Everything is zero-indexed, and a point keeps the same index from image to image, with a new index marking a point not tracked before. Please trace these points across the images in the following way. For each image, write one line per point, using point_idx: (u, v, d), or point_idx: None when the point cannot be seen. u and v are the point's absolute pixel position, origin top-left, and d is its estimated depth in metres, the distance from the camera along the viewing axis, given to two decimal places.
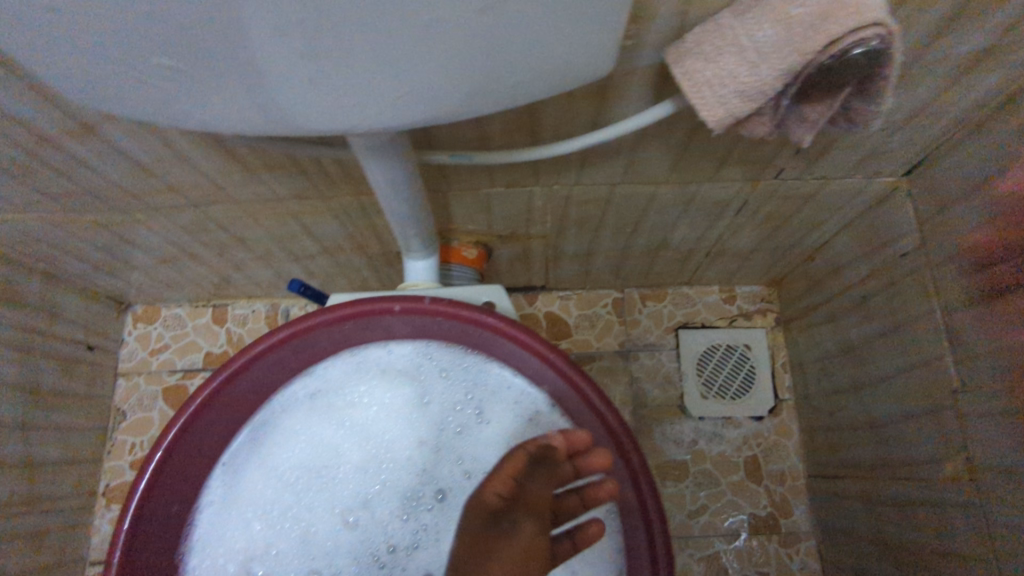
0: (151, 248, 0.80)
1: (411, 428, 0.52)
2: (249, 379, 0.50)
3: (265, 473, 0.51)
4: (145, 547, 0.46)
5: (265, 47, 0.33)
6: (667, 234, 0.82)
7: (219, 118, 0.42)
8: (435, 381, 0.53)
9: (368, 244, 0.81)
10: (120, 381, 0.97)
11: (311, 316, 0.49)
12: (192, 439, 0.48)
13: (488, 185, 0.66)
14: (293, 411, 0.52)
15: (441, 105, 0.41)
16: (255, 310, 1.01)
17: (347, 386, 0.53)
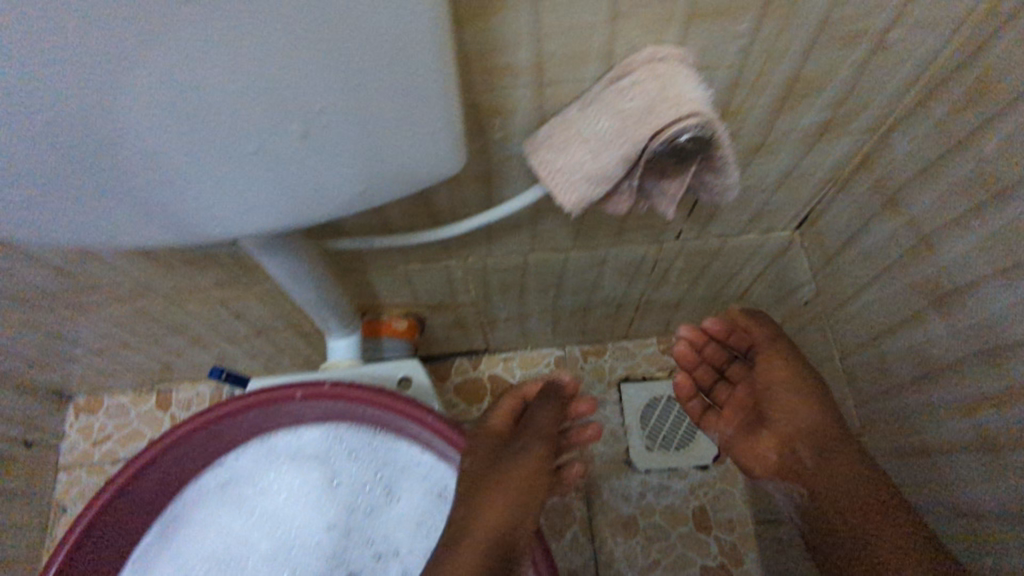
0: (85, 341, 0.81)
1: (320, 512, 0.54)
2: (154, 477, 0.50)
3: (176, 569, 0.52)
4: None
5: (148, 156, 0.35)
6: (592, 293, 0.85)
7: (110, 229, 0.43)
8: (344, 463, 0.54)
9: (301, 323, 0.82)
10: (61, 476, 0.96)
11: (212, 410, 0.50)
12: (95, 545, 0.48)
13: (404, 263, 0.68)
14: (204, 503, 0.54)
15: (317, 204, 0.44)
16: (200, 393, 1.01)
17: (257, 474, 0.55)
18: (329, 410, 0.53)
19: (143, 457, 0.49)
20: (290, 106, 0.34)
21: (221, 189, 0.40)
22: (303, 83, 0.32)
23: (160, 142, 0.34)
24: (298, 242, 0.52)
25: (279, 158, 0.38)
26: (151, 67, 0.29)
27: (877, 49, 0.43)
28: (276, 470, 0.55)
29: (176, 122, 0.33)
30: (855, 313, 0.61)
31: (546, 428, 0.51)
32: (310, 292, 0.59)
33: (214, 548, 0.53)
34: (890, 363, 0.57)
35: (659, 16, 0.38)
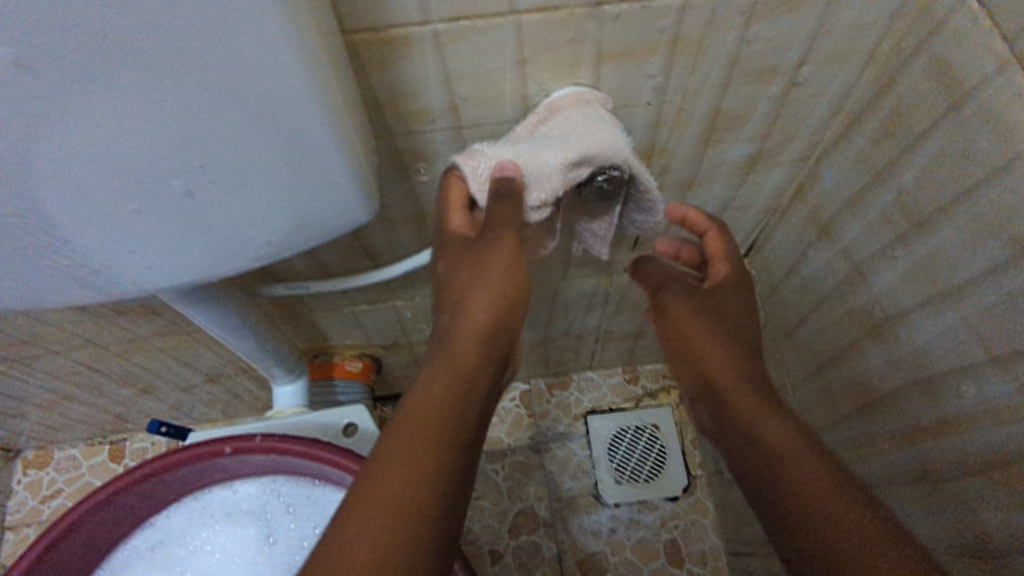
0: (26, 396, 0.78)
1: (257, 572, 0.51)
2: (76, 546, 0.48)
3: None
4: None
5: (44, 225, 0.34)
6: (550, 326, 0.84)
7: (19, 300, 0.41)
8: (282, 518, 0.52)
9: (252, 367, 0.80)
10: (7, 536, 0.92)
11: (133, 472, 0.48)
12: None
13: (350, 304, 0.67)
14: (133, 569, 0.51)
15: (232, 258, 0.43)
16: (155, 443, 0.98)
17: (190, 533, 0.52)
18: (263, 462, 0.51)
19: (57, 525, 0.46)
20: (181, 163, 0.33)
21: (148, 250, 0.39)
22: (195, 134, 0.32)
23: (58, 213, 0.34)
24: (226, 291, 0.51)
25: (183, 216, 0.37)
26: (26, 134, 0.29)
27: (791, 84, 0.44)
28: (210, 528, 0.52)
29: (60, 184, 0.32)
30: (804, 341, 0.60)
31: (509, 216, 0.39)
32: (246, 341, 0.57)
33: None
34: (837, 391, 0.56)
35: (567, 57, 0.39)
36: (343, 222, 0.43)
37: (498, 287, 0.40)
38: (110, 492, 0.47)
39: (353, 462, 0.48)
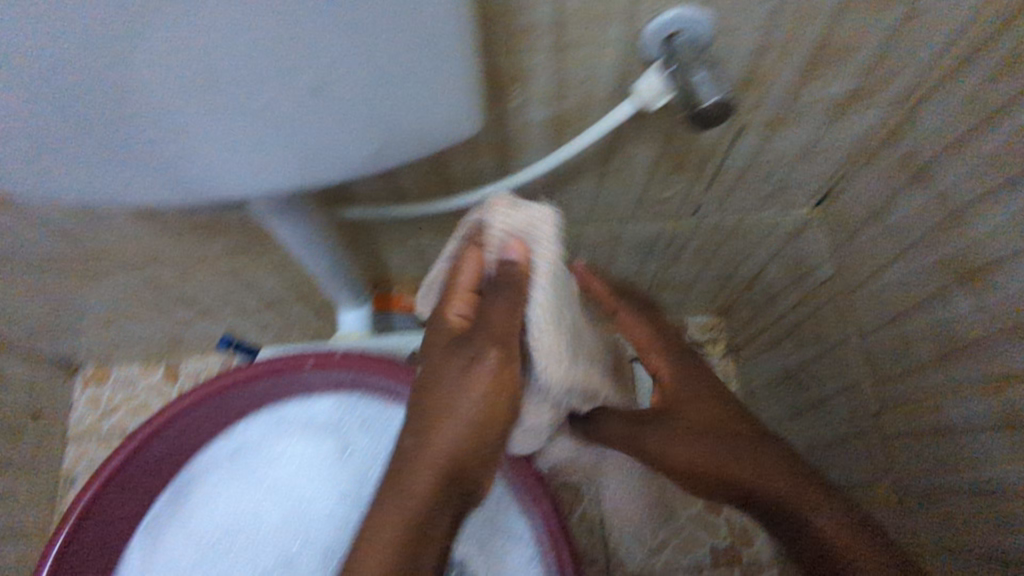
0: (93, 311, 0.81)
1: (333, 483, 0.53)
2: (163, 445, 0.50)
3: (184, 537, 0.51)
4: None
5: (172, 116, 0.35)
6: (606, 268, 0.84)
7: (134, 194, 0.42)
8: (356, 433, 0.53)
9: (311, 295, 0.82)
10: (70, 447, 0.96)
11: (220, 378, 0.49)
12: (102, 513, 0.48)
13: (416, 235, 0.68)
14: (213, 472, 0.53)
15: (336, 164, 0.43)
16: (209, 366, 1.01)
17: (268, 443, 0.54)
18: (340, 376, 0.52)
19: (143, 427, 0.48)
20: (310, 62, 0.32)
21: (253, 151, 0.39)
22: (332, 32, 0.31)
23: (187, 103, 0.34)
24: (311, 210, 0.51)
25: (302, 117, 0.37)
26: (174, 19, 0.28)
27: (909, 14, 0.42)
28: (287, 439, 0.54)
29: (195, 73, 0.32)
30: (876, 293, 0.60)
31: (500, 328, 0.40)
32: (322, 261, 0.58)
33: (224, 520, 0.52)
34: (913, 340, 0.55)
35: None
36: (448, 134, 0.42)
37: (479, 390, 0.38)
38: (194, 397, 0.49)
39: None
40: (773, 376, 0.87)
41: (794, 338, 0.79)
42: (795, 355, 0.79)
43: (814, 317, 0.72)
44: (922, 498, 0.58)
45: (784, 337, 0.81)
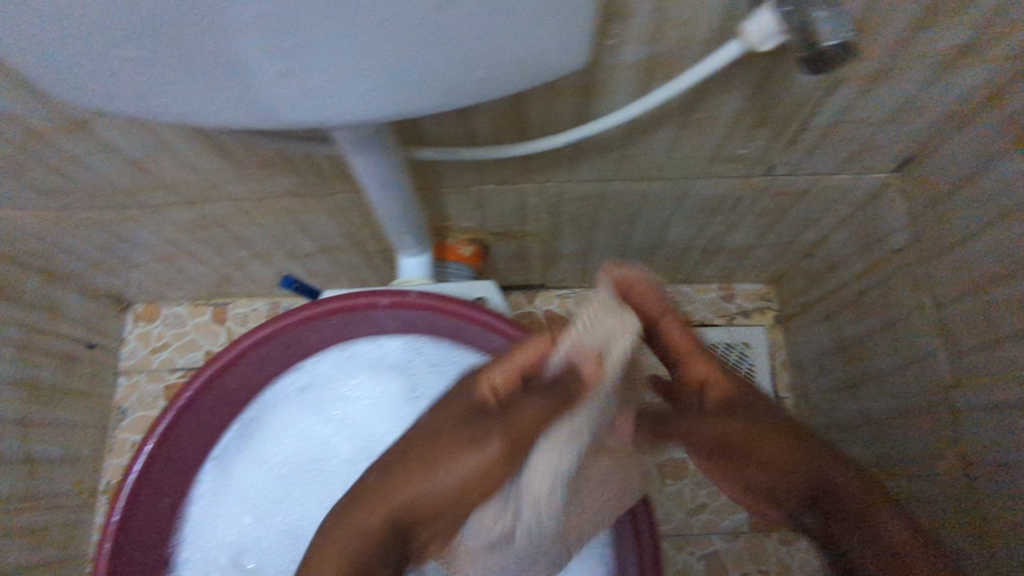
0: (149, 247, 0.81)
1: (401, 422, 0.53)
2: (237, 375, 0.50)
3: (255, 465, 0.53)
4: (141, 541, 0.47)
5: (294, 30, 0.33)
6: (663, 229, 0.82)
7: (233, 116, 0.41)
8: (425, 374, 0.54)
9: (365, 242, 0.81)
10: (121, 380, 0.99)
11: (296, 312, 0.49)
12: (179, 438, 0.49)
13: (480, 183, 0.66)
14: (283, 406, 0.54)
15: (438, 95, 0.41)
16: (255, 309, 1.02)
17: (336, 381, 0.54)
18: (411, 318, 0.52)
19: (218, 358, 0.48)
20: None
21: (361, 77, 0.38)
22: None
23: (310, 16, 0.32)
24: (390, 148, 0.50)
25: (419, 38, 0.35)
26: None
27: None
28: (356, 377, 0.54)
29: None
30: (957, 263, 0.58)
31: (522, 425, 0.44)
32: (392, 204, 0.57)
33: (293, 453, 0.53)
34: (997, 313, 0.53)
35: None
36: (558, 63, 0.40)
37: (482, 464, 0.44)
38: (269, 331, 0.49)
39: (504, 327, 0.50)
40: (826, 347, 0.85)
41: (855, 309, 0.76)
42: (855, 326, 0.77)
43: (882, 288, 0.69)
44: (988, 475, 0.56)
45: (844, 308, 0.79)
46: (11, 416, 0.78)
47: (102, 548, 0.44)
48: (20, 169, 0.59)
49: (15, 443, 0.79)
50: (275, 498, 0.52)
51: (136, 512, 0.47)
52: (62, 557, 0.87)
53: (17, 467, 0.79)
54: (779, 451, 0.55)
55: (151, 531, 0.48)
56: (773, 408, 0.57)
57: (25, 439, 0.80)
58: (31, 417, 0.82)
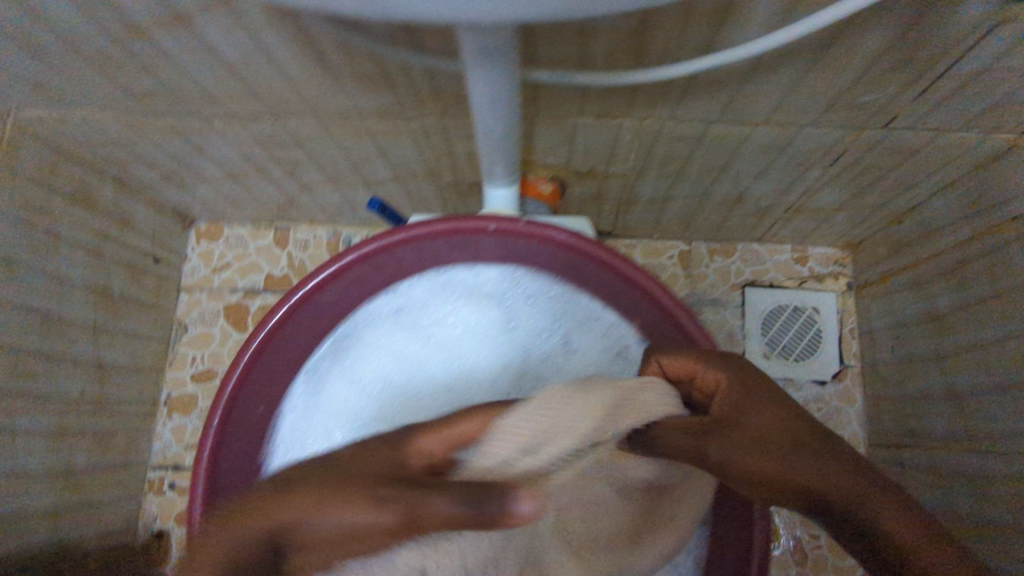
0: (224, 164, 0.80)
1: (497, 351, 0.52)
2: (338, 288, 0.52)
3: (347, 383, 0.52)
4: (241, 434, 0.50)
5: None
6: (750, 183, 0.79)
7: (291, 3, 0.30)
8: (522, 306, 0.53)
9: (442, 173, 0.79)
10: (183, 296, 1.00)
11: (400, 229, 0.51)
12: (279, 342, 0.52)
13: (577, 114, 0.63)
14: (376, 326, 0.53)
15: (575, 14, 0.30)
16: (318, 236, 1.01)
17: (431, 305, 0.53)
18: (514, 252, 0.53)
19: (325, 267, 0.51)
20: None
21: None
22: None
23: None
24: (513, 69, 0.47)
25: None
26: None
27: None
28: (453, 304, 0.53)
29: None
30: None
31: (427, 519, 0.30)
32: (494, 127, 0.55)
33: (382, 375, 0.52)
34: None
35: None
36: None
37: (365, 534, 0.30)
38: (376, 246, 0.51)
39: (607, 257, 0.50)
40: (907, 317, 0.82)
41: (950, 278, 0.73)
42: (947, 297, 0.74)
43: (987, 258, 0.66)
44: None
45: (936, 277, 0.75)
46: (83, 321, 0.80)
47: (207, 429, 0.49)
48: (114, 67, 0.58)
49: (87, 346, 0.81)
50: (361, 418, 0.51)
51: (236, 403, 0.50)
52: (128, 460, 0.90)
53: (88, 371, 0.81)
54: (766, 465, 0.39)
55: (243, 424, 0.50)
56: (777, 400, 0.42)
57: (97, 345, 0.83)
58: (103, 324, 0.84)
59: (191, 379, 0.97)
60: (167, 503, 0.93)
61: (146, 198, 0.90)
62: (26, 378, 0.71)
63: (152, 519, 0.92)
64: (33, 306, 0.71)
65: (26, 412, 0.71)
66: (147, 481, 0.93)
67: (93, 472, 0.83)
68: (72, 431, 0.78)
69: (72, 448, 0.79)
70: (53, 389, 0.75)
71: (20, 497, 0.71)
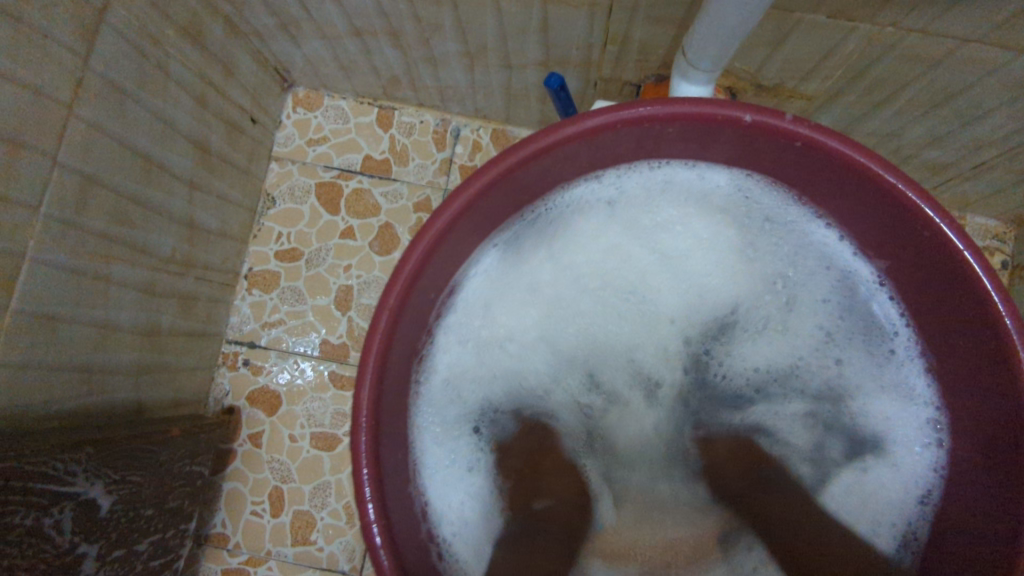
0: (353, 18, 0.71)
1: (719, 264, 0.54)
2: (535, 169, 0.45)
3: (556, 266, 0.52)
4: (410, 318, 0.45)
5: None
6: (946, 129, 0.68)
7: None
8: (760, 234, 0.53)
9: (599, 65, 0.69)
10: (274, 166, 0.93)
11: (635, 106, 0.41)
12: (465, 220, 0.45)
13: (808, 9, 0.52)
14: (585, 210, 0.52)
15: None
16: (424, 121, 0.92)
17: (649, 207, 0.53)
18: (751, 148, 0.46)
19: (540, 139, 0.42)
20: None
21: None
22: None
23: None
24: None
25: None
26: None
27: None
28: (678, 211, 0.53)
29: None
30: None
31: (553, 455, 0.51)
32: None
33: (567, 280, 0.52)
34: None
35: None
36: None
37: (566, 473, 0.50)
38: (599, 124, 0.42)
39: (879, 167, 0.41)
40: None
41: None
42: None
43: None
44: None
45: None
46: (180, 172, 0.74)
47: (382, 319, 0.42)
48: None
49: (182, 203, 0.75)
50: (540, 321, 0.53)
51: (406, 307, 0.44)
52: (208, 328, 0.85)
53: (177, 228, 0.75)
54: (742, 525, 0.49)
55: (423, 312, 0.48)
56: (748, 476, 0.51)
57: (190, 203, 0.77)
58: (198, 181, 0.77)
59: (275, 256, 0.91)
60: (239, 379, 0.89)
61: (251, 48, 0.81)
62: (119, 225, 0.66)
63: (223, 393, 0.88)
64: (136, 145, 0.66)
65: (117, 261, 0.66)
66: (222, 354, 0.89)
67: (175, 334, 0.78)
68: (159, 291, 0.74)
69: (158, 308, 0.74)
70: (144, 241, 0.70)
71: (105, 349, 0.67)
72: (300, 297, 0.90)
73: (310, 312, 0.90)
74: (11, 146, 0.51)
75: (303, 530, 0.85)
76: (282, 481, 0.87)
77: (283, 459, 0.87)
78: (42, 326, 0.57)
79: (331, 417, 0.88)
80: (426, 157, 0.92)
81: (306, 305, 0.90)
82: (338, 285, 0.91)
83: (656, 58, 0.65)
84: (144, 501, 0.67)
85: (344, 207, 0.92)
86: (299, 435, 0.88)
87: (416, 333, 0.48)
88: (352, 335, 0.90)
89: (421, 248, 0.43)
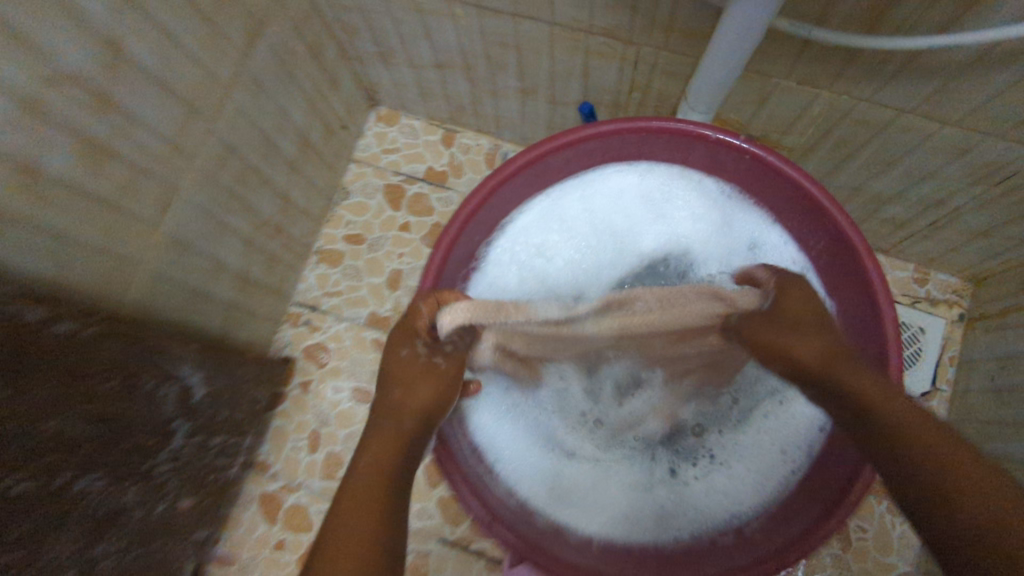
0: (438, 53, 0.91)
1: (704, 231, 0.70)
2: (563, 156, 0.63)
3: (572, 221, 0.71)
4: (460, 246, 0.64)
5: None
6: (903, 187, 0.83)
7: None
8: (739, 219, 0.69)
9: (626, 105, 0.87)
10: (352, 166, 1.13)
11: (639, 120, 0.59)
12: (510, 185, 0.63)
13: (781, 75, 0.70)
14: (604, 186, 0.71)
15: None
16: (480, 144, 1.11)
17: (654, 191, 0.70)
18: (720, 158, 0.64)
19: (567, 137, 0.60)
20: None
21: None
22: None
23: None
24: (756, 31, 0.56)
25: None
26: None
27: None
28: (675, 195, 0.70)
29: None
30: None
31: (409, 370, 0.56)
32: (731, 51, 0.59)
33: (584, 234, 0.71)
34: None
35: None
36: None
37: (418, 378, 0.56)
38: (609, 129, 0.60)
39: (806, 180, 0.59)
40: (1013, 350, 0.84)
41: None
42: None
43: None
44: None
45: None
46: (286, 155, 0.93)
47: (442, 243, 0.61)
48: None
49: (282, 179, 0.94)
50: (558, 262, 0.71)
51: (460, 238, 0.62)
52: (280, 288, 1.03)
53: (275, 199, 0.94)
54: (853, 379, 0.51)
55: (467, 249, 0.66)
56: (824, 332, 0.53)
57: (288, 181, 0.96)
58: (296, 165, 0.97)
59: (342, 238, 1.10)
60: (298, 335, 1.06)
61: (353, 70, 1.02)
62: (241, 186, 0.85)
63: (283, 345, 1.05)
64: (261, 128, 0.85)
65: (232, 212, 0.84)
66: (287, 313, 1.07)
67: (258, 284, 0.96)
68: (254, 245, 0.92)
69: (251, 259, 0.92)
70: (253, 203, 0.89)
71: (211, 280, 0.84)
72: (359, 275, 1.08)
73: (364, 288, 1.07)
74: (189, 109, 0.71)
75: (332, 467, 1.00)
76: (321, 425, 1.02)
77: (324, 406, 1.03)
78: (178, 248, 0.75)
79: (369, 375, 1.04)
80: (478, 173, 1.10)
81: (362, 282, 1.08)
82: (390, 268, 1.08)
83: (671, 105, 0.83)
84: (222, 405, 0.83)
85: (404, 206, 1.11)
86: (340, 387, 1.03)
87: (460, 264, 0.66)
88: (397, 311, 1.06)
89: (474, 201, 0.61)
